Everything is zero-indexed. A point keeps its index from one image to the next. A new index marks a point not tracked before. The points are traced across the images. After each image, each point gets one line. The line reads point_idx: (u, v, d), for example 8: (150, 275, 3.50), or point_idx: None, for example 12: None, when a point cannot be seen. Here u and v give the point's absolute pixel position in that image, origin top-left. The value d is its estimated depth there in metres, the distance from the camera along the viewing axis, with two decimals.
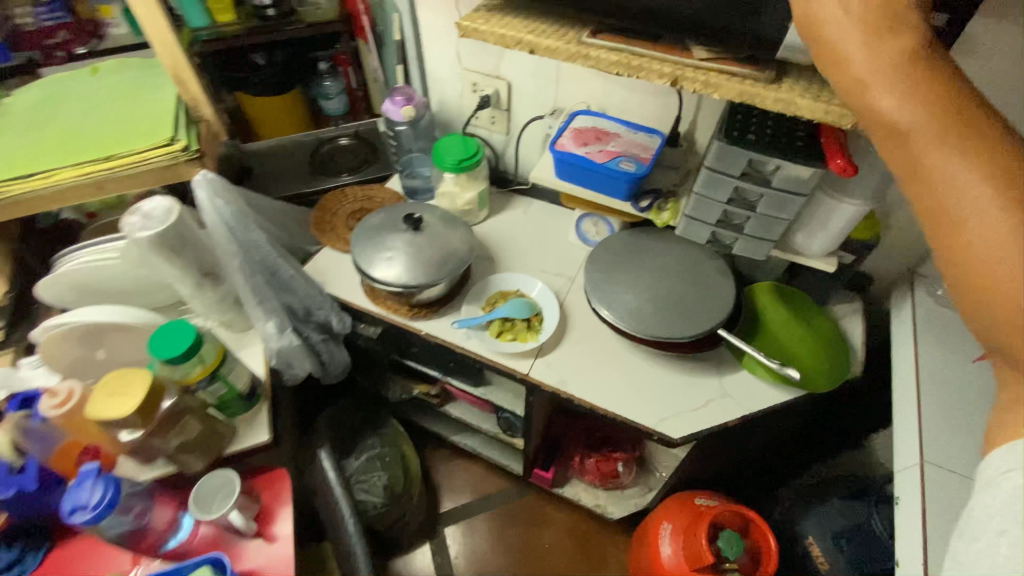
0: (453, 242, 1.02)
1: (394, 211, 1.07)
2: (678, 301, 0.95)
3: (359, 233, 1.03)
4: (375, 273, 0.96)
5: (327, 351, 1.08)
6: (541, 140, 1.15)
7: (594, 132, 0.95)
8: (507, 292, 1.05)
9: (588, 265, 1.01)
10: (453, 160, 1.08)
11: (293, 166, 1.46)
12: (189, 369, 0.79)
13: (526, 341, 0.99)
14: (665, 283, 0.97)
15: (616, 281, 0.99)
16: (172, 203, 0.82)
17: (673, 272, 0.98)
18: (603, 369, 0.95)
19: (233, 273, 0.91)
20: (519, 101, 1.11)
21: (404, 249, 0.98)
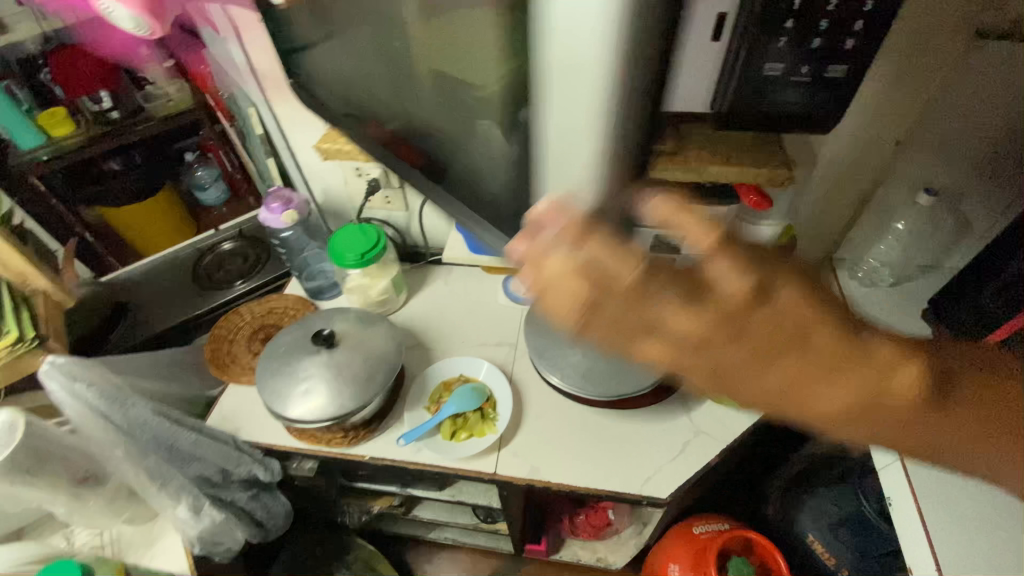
0: (375, 347, 0.91)
1: (302, 327, 0.94)
2: None
3: (264, 367, 0.89)
4: (296, 412, 0.84)
5: (261, 506, 0.94)
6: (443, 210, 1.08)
7: None
8: (450, 381, 0.96)
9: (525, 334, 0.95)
10: (354, 255, 0.97)
11: (175, 289, 1.27)
12: None
13: (484, 434, 0.90)
14: None
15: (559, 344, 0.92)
16: (13, 416, 0.71)
17: None
18: (569, 444, 0.88)
19: (122, 466, 0.80)
20: None
21: (320, 374, 0.86)
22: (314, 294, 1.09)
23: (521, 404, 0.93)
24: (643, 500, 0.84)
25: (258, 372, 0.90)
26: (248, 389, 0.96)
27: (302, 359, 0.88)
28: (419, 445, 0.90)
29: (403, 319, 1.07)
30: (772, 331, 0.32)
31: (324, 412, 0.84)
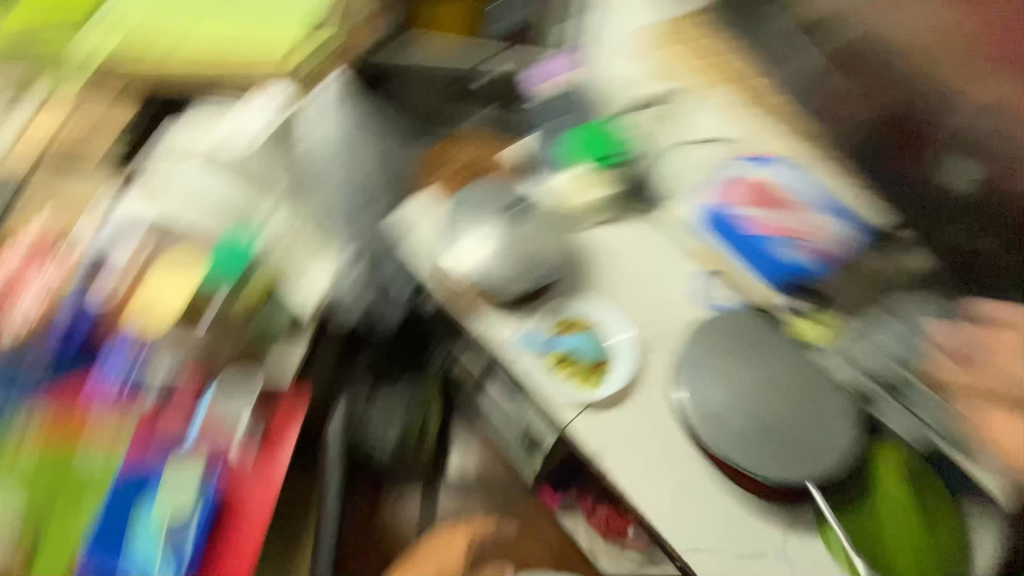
0: (546, 249, 0.91)
1: (503, 186, 0.98)
2: (774, 410, 0.81)
3: (457, 200, 0.97)
4: (453, 255, 0.91)
5: (386, 300, 1.05)
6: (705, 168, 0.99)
7: (766, 196, 0.91)
8: (588, 320, 0.91)
9: (696, 336, 0.86)
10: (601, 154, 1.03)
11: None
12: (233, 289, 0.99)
13: (582, 386, 0.87)
14: (770, 392, 0.82)
15: (710, 362, 0.84)
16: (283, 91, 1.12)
17: (788, 390, 0.82)
18: (648, 452, 0.84)
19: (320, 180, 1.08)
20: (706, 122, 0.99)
21: (490, 238, 0.91)
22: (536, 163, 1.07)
23: (634, 388, 0.87)
24: (678, 558, 0.81)
25: (452, 198, 0.98)
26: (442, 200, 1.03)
27: (489, 214, 0.93)
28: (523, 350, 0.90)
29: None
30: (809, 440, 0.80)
31: (472, 271, 0.89)
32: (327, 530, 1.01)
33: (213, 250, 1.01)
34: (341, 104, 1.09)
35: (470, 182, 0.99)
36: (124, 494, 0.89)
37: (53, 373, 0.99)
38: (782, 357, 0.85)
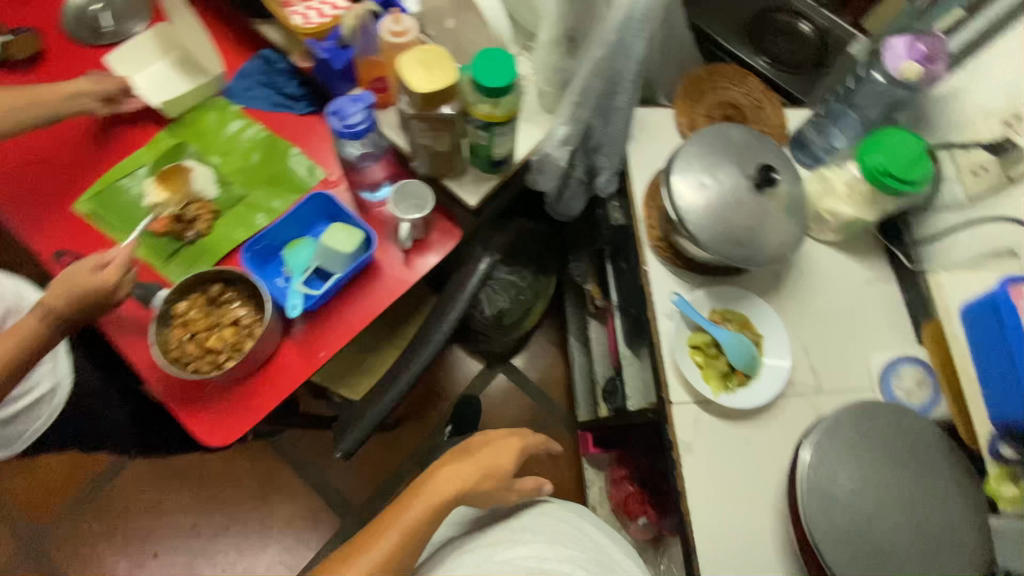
0: (767, 233, 0.78)
1: (755, 141, 0.84)
2: (912, 514, 0.70)
3: (706, 135, 0.83)
4: (681, 187, 0.79)
5: (573, 192, 1.01)
6: (993, 251, 0.78)
7: None
8: (748, 325, 0.86)
9: (862, 410, 0.75)
10: (879, 164, 0.79)
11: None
12: (482, 104, 0.76)
13: (705, 381, 0.82)
14: (922, 492, 0.71)
15: (873, 431, 0.74)
16: None
17: (919, 521, 0.69)
18: (741, 481, 0.79)
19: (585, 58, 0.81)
20: None
21: (721, 194, 0.78)
22: (793, 143, 0.97)
23: (768, 414, 0.82)
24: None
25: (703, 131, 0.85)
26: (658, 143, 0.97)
27: (734, 172, 0.79)
28: (672, 316, 0.85)
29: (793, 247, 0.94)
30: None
31: (686, 214, 0.78)
32: (370, 413, 0.93)
33: (479, 55, 0.74)
34: None
35: (723, 124, 0.85)
36: (257, 262, 0.86)
37: (282, 99, 0.97)
38: (942, 462, 0.73)
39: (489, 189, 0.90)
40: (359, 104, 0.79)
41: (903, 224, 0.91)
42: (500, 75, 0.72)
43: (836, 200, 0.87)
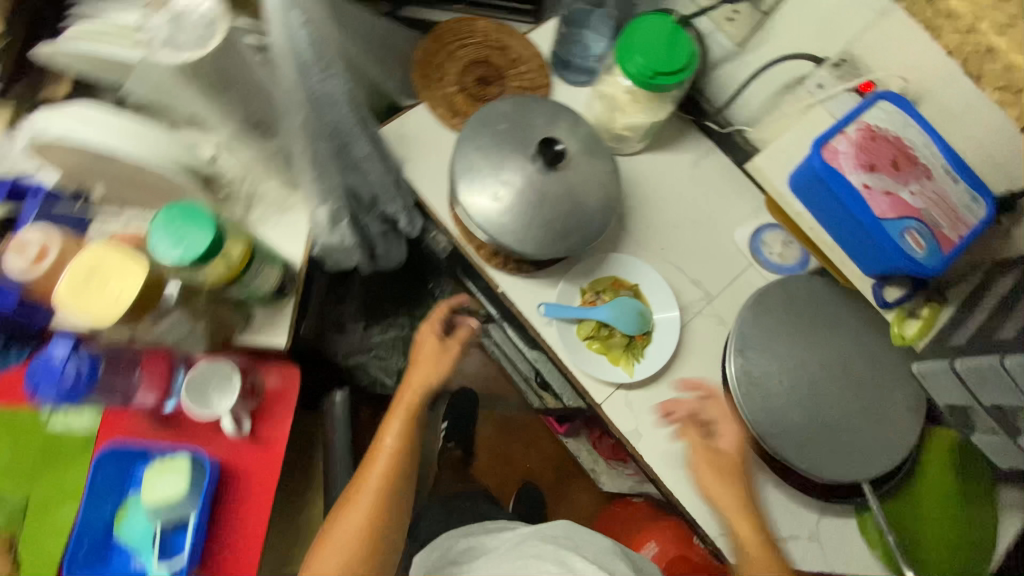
0: (586, 200, 0.70)
1: (521, 107, 0.73)
2: (839, 373, 0.71)
3: (470, 132, 0.71)
4: (479, 209, 0.68)
5: (385, 245, 0.88)
6: (782, 89, 0.75)
7: (894, 151, 0.56)
8: (620, 283, 0.81)
9: (759, 306, 0.73)
10: (643, 68, 0.71)
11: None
12: (206, 271, 0.58)
13: (615, 364, 0.77)
14: (838, 347, 0.72)
15: (774, 321, 0.72)
16: (216, 9, 0.50)
17: (846, 378, 0.71)
18: (697, 427, 0.77)
19: (290, 131, 0.65)
20: (803, 12, 0.67)
21: (521, 192, 0.68)
22: (557, 64, 0.88)
23: (684, 350, 0.80)
24: (708, 543, 0.75)
25: (468, 127, 0.72)
26: (433, 149, 0.84)
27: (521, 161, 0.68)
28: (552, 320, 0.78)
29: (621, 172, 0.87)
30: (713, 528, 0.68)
31: (500, 234, 0.68)
32: None
33: (155, 230, 0.56)
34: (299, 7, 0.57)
35: (481, 109, 0.72)
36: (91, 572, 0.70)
37: None
38: (842, 306, 0.74)
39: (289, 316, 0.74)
40: (63, 353, 0.63)
41: (699, 94, 0.87)
42: (199, 237, 0.56)
43: (627, 111, 0.80)
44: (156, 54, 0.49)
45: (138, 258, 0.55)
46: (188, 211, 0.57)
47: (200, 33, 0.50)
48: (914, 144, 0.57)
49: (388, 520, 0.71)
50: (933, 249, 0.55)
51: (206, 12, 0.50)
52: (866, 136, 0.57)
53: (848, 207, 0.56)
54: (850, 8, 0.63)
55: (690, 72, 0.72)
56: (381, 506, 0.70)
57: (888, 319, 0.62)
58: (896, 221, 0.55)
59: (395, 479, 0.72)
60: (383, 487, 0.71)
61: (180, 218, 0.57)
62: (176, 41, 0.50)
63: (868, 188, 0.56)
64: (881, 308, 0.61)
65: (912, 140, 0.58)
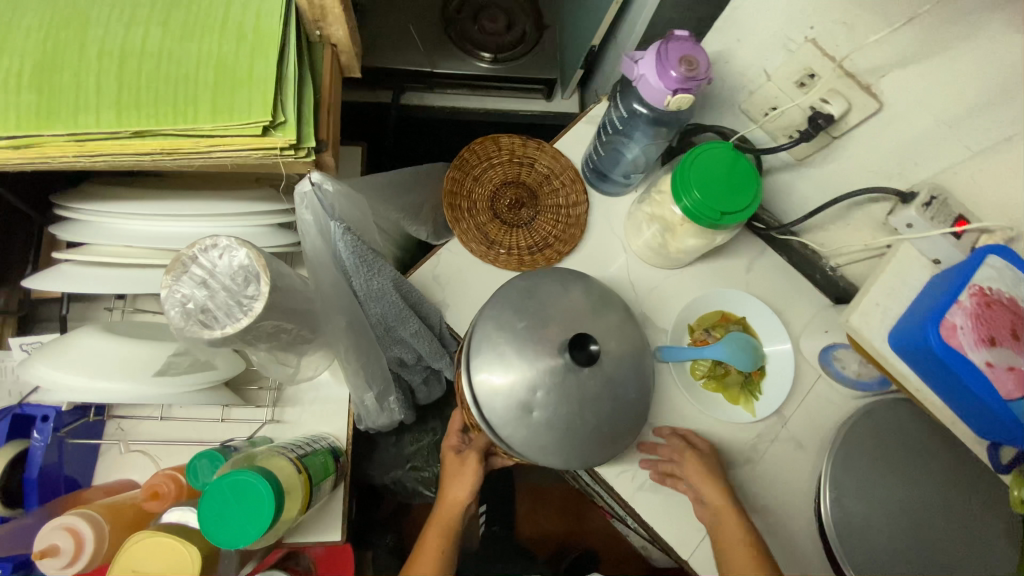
0: (626, 388, 0.57)
1: (532, 287, 0.60)
2: (939, 513, 0.66)
3: (485, 332, 0.57)
4: (509, 428, 0.55)
5: (425, 389, 0.80)
6: (852, 204, 0.69)
7: (1010, 321, 0.51)
8: (727, 317, 0.78)
9: (845, 446, 0.69)
10: (702, 206, 0.64)
11: (422, 14, 1.03)
12: (272, 532, 0.51)
13: (735, 404, 0.75)
14: (937, 483, 0.67)
15: (866, 462, 0.68)
16: (252, 261, 0.42)
17: (950, 521, 0.66)
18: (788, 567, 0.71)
19: (329, 329, 0.57)
20: (884, 139, 0.61)
21: (556, 404, 0.54)
22: (592, 177, 0.81)
23: (765, 482, 0.74)
24: None
25: (473, 324, 0.60)
26: (473, 286, 0.76)
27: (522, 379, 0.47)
28: (630, 471, 0.72)
29: (675, 285, 0.80)
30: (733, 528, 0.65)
31: (541, 452, 0.55)
32: None
33: (204, 511, 0.47)
34: (336, 225, 0.49)
35: (492, 302, 0.59)
36: None
37: None
38: (935, 431, 0.69)
39: (341, 511, 0.66)
40: None
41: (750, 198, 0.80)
42: (255, 504, 0.47)
43: (681, 236, 0.72)
44: (186, 327, 0.41)
45: (184, 543, 0.46)
46: (234, 476, 0.47)
47: (238, 294, 0.42)
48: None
49: None
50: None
51: (241, 264, 0.42)
52: (982, 303, 0.52)
53: (968, 386, 0.51)
54: (940, 143, 0.57)
55: (757, 206, 0.65)
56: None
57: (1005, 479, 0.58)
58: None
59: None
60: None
61: (226, 489, 0.47)
62: (211, 306, 0.42)
63: (991, 365, 0.51)
64: (999, 472, 0.56)
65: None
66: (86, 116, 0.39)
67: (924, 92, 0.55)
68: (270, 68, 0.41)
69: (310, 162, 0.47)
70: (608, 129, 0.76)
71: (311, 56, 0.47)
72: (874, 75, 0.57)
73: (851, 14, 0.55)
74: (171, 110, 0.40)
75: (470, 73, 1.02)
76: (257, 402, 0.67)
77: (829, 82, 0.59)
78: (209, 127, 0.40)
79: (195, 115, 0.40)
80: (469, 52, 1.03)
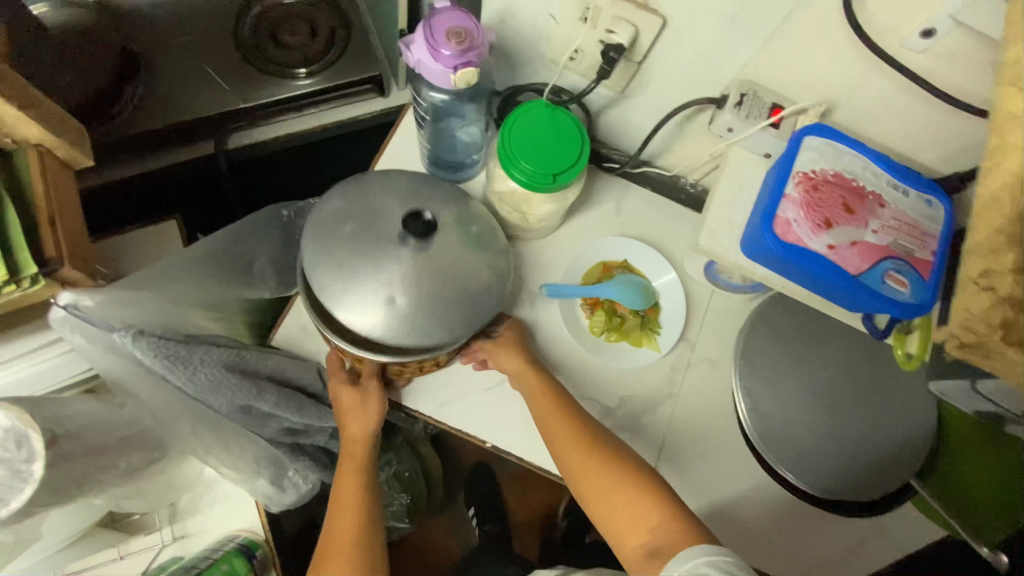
0: (479, 253, 0.59)
1: (356, 194, 0.58)
2: (852, 388, 0.67)
3: (316, 253, 0.56)
4: (377, 329, 0.55)
5: None
6: (683, 120, 0.67)
7: (840, 194, 0.51)
8: (608, 265, 0.76)
9: (754, 338, 0.70)
10: (531, 170, 0.61)
11: (216, 51, 0.95)
12: None
13: (640, 346, 0.74)
14: (840, 362, 0.67)
15: (771, 363, 0.69)
16: (15, 418, 0.40)
17: (864, 390, 0.67)
18: (739, 481, 0.71)
19: (179, 435, 0.52)
20: (680, 51, 0.58)
21: (414, 286, 0.55)
22: (438, 170, 0.74)
23: (693, 412, 0.73)
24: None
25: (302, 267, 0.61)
26: None
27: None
28: None
29: (551, 252, 0.77)
30: (539, 397, 0.65)
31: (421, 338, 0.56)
32: None
33: None
34: (116, 334, 0.44)
35: (311, 216, 0.57)
36: None
37: None
38: (828, 315, 0.69)
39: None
40: None
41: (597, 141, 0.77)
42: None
43: (532, 205, 0.69)
44: None
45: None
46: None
47: (12, 464, 0.39)
48: (855, 175, 0.52)
49: None
50: (917, 283, 0.51)
51: (4, 427, 0.40)
52: (810, 189, 0.51)
53: (820, 274, 0.51)
54: (730, 41, 0.55)
55: (587, 155, 0.62)
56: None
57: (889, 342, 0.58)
58: (873, 270, 0.51)
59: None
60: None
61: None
62: None
63: (833, 247, 0.51)
64: (876, 336, 0.58)
65: (853, 168, 0.53)
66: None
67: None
68: None
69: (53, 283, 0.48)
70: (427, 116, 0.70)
71: (13, 164, 0.47)
72: None
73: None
74: None
75: (291, 95, 0.94)
76: (149, 527, 0.61)
77: (609, 11, 0.56)
78: None
79: None
80: (280, 74, 0.95)
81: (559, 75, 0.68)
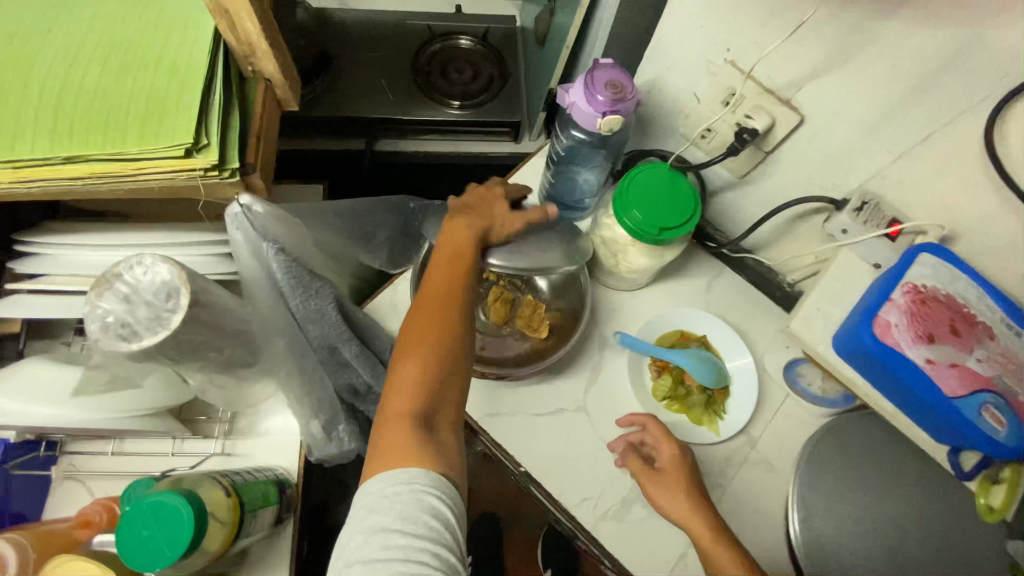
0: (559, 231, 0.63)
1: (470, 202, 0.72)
2: (921, 536, 0.61)
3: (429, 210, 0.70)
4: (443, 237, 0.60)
5: None
6: (796, 217, 0.69)
7: (949, 314, 0.51)
8: (686, 335, 0.77)
9: (820, 447, 0.67)
10: (640, 221, 0.65)
11: (393, 69, 1.11)
12: (202, 554, 0.50)
13: (699, 424, 0.73)
14: (912, 504, 0.62)
15: (834, 479, 0.65)
16: (175, 274, 0.44)
17: (936, 541, 0.61)
18: None
19: (274, 351, 0.57)
20: (811, 148, 0.62)
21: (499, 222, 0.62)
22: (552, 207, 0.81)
23: (738, 508, 0.69)
24: None
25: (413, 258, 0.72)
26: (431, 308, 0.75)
27: (420, 491, 0.41)
28: (588, 495, 0.69)
29: (634, 308, 0.79)
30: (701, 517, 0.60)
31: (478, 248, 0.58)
32: None
33: (118, 532, 0.46)
34: (267, 243, 0.51)
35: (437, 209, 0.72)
36: None
37: None
38: (908, 451, 0.65)
39: (290, 545, 0.63)
40: None
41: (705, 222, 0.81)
42: (175, 526, 0.46)
43: (630, 256, 0.73)
44: (106, 341, 0.43)
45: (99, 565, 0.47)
46: (156, 497, 0.46)
47: (158, 308, 0.43)
48: (969, 302, 0.52)
49: (460, 353, 0.53)
50: (1016, 424, 0.48)
51: (163, 279, 0.44)
52: (918, 300, 0.51)
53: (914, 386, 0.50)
54: (863, 149, 0.58)
55: (697, 221, 0.66)
56: (434, 391, 0.50)
57: (971, 488, 0.55)
58: (970, 398, 0.49)
59: (441, 375, 0.50)
60: (442, 358, 0.51)
61: (145, 512, 0.46)
62: (131, 320, 0.43)
63: (932, 362, 0.50)
64: (963, 479, 0.54)
65: (965, 294, 0.52)
66: (23, 145, 0.43)
67: (840, 102, 0.56)
68: (194, 98, 0.45)
69: (239, 185, 0.50)
70: (553, 157, 0.78)
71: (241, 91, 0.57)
72: (791, 89, 0.59)
73: (758, 33, 0.58)
74: (101, 137, 0.44)
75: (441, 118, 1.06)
76: (206, 436, 0.66)
77: (751, 99, 0.62)
78: (136, 148, 0.43)
79: (124, 141, 0.44)
80: (437, 99, 1.08)
81: (684, 149, 0.74)
